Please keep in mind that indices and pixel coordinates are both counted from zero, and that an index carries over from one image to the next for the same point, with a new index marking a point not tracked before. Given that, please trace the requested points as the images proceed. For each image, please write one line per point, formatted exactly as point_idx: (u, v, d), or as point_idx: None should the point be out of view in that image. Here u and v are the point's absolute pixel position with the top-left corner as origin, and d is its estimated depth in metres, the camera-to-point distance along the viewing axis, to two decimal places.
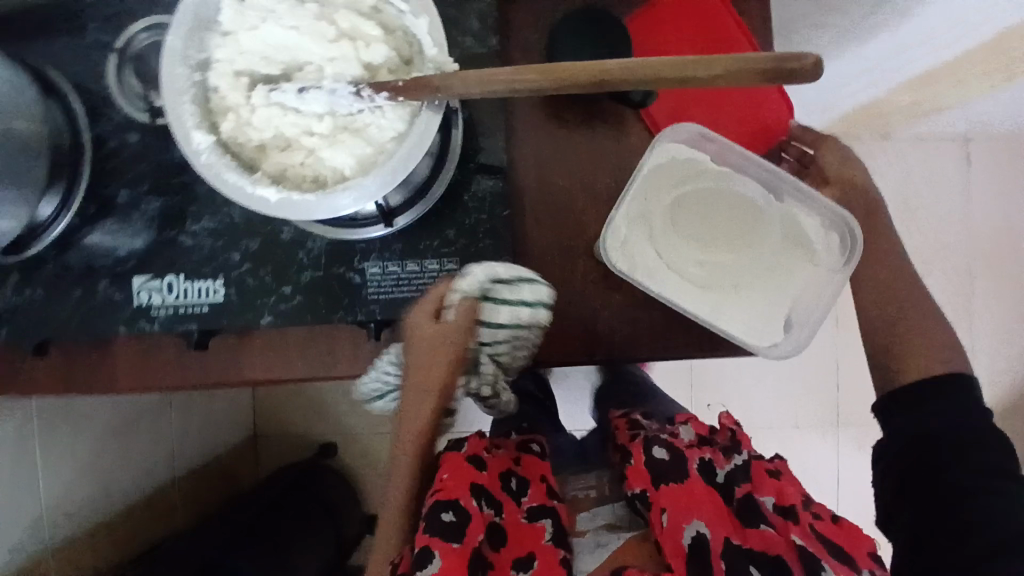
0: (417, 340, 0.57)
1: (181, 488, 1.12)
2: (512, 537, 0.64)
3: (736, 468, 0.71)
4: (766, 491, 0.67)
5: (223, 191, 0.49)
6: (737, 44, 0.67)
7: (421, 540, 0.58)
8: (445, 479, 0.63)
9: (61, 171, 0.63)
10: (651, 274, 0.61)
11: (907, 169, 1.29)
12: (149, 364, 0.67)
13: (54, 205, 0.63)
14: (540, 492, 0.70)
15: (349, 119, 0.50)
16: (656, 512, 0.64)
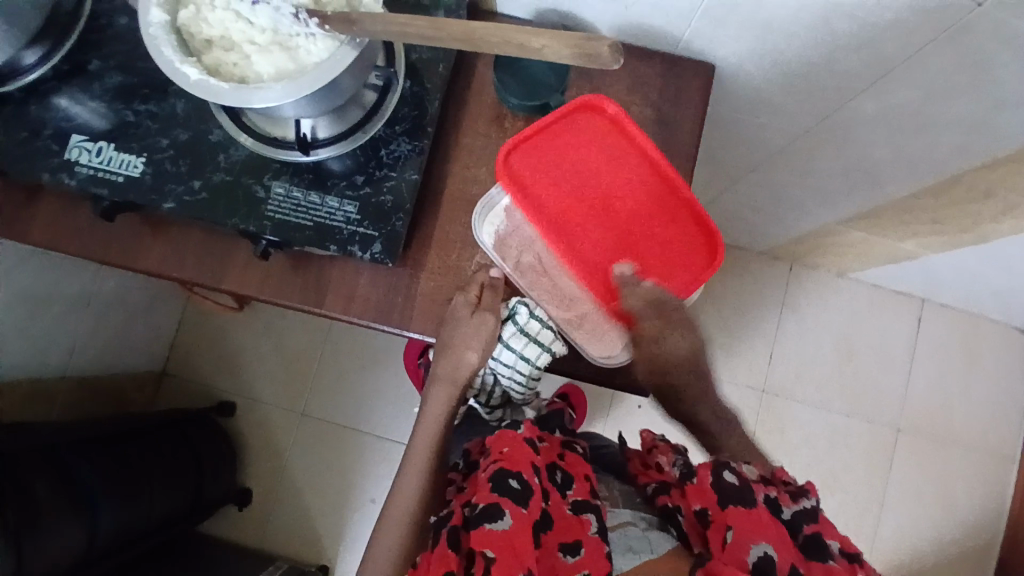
0: (452, 330, 0.68)
1: (66, 385, 1.17)
2: (557, 523, 0.60)
3: (805, 510, 0.63)
4: (830, 536, 0.61)
5: (156, 61, 0.53)
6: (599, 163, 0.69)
7: (489, 498, 0.60)
8: (506, 451, 0.65)
9: (53, 30, 0.67)
10: (524, 271, 0.70)
11: (850, 308, 1.43)
12: (65, 222, 0.71)
13: (38, 56, 0.67)
14: (585, 489, 0.66)
15: (286, 38, 0.56)
16: (720, 528, 0.59)
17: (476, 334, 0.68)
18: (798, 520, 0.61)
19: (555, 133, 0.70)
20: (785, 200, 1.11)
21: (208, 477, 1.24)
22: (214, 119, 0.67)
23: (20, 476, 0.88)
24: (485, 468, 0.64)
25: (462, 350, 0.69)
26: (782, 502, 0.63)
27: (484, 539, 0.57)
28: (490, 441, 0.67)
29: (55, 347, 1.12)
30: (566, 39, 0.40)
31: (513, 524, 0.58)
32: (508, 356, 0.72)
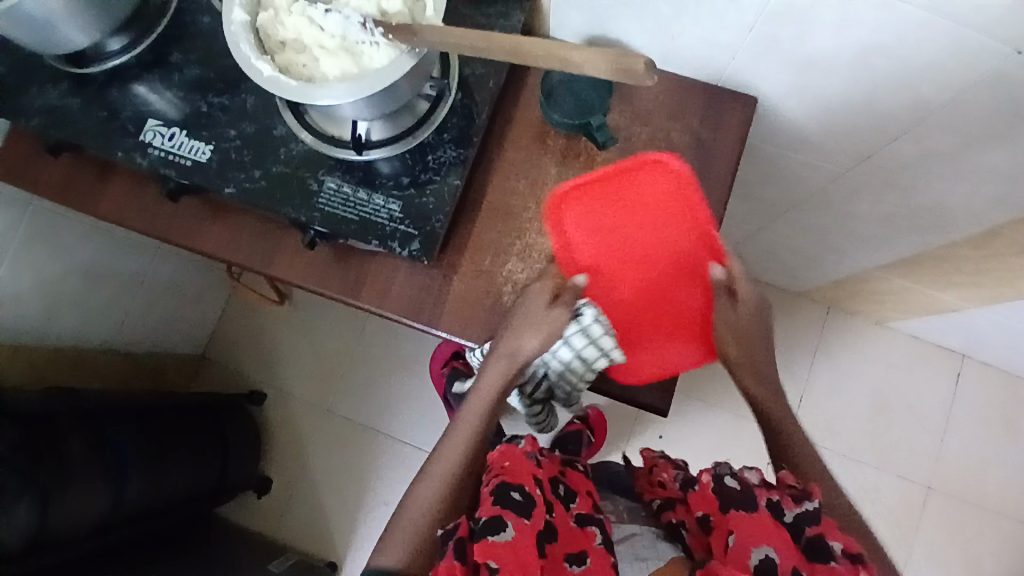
0: (524, 317, 0.70)
1: (111, 359, 1.24)
2: (562, 534, 0.64)
3: (808, 512, 0.60)
4: (839, 537, 0.58)
5: (234, 57, 0.59)
6: (651, 226, 0.70)
7: (490, 509, 0.61)
8: (507, 465, 0.67)
9: (138, 23, 0.76)
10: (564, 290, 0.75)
11: (886, 360, 1.40)
12: (132, 198, 0.80)
13: (122, 44, 0.76)
14: (588, 503, 0.70)
15: (352, 45, 0.60)
16: (723, 535, 0.61)
17: (542, 324, 0.70)
18: (800, 521, 0.60)
19: (614, 185, 0.70)
20: (824, 240, 1.11)
21: (231, 462, 1.28)
22: (278, 115, 0.72)
23: (56, 435, 0.93)
24: (488, 482, 0.66)
25: (530, 339, 0.70)
26: (784, 504, 0.62)
27: (487, 550, 0.57)
28: (492, 457, 0.69)
29: (106, 320, 1.20)
30: (603, 57, 0.42)
31: (515, 537, 0.59)
32: (563, 353, 0.74)
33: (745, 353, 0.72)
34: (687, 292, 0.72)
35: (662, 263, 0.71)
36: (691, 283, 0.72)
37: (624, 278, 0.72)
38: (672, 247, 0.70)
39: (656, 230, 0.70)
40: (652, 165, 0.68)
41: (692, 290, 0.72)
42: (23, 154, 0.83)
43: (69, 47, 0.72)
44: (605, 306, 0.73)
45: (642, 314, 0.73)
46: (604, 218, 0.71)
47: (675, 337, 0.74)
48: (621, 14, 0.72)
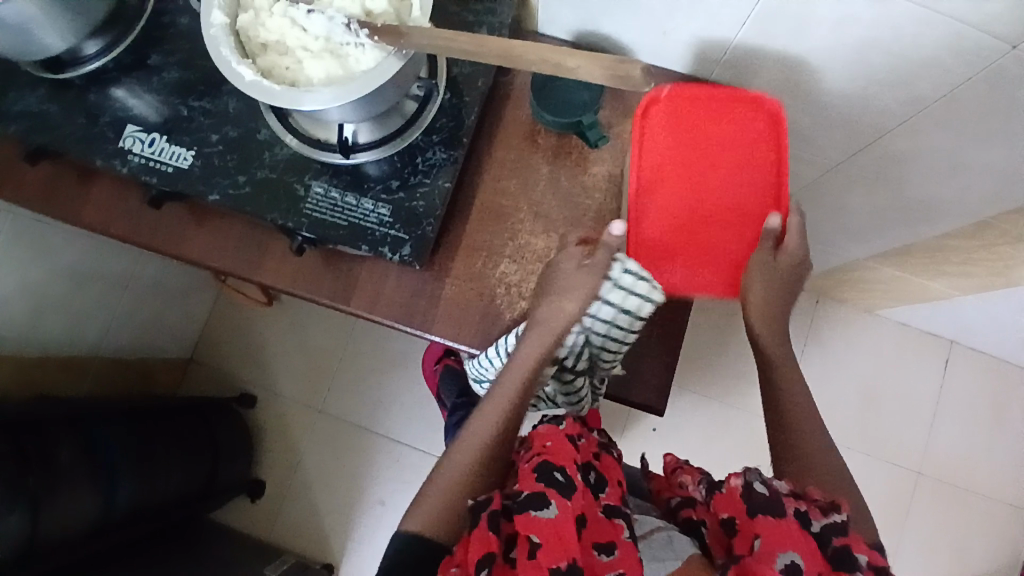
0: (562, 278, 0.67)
1: (98, 365, 1.21)
2: (591, 522, 0.59)
3: (835, 524, 0.57)
4: (863, 550, 0.56)
5: (214, 59, 0.57)
6: (728, 160, 0.69)
7: (533, 487, 0.58)
8: (548, 445, 0.63)
9: (115, 25, 0.73)
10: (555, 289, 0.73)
11: (877, 348, 1.41)
12: (114, 205, 0.78)
13: (98, 48, 0.73)
14: (617, 494, 0.65)
15: (337, 47, 0.59)
16: (749, 537, 0.57)
17: (578, 287, 0.67)
18: (827, 532, 0.57)
19: (711, 110, 0.70)
20: (814, 231, 1.11)
21: (224, 466, 1.27)
22: (261, 118, 0.70)
23: (44, 444, 0.91)
24: (526, 460, 0.62)
25: (567, 299, 0.67)
26: (811, 514, 0.58)
27: (528, 525, 0.55)
28: (533, 435, 0.66)
29: (92, 325, 1.17)
30: (598, 62, 0.42)
31: (559, 515, 0.56)
32: (603, 315, 0.68)
33: (760, 302, 0.70)
34: (730, 236, 0.70)
35: (725, 198, 0.69)
36: (740, 232, 0.70)
37: (685, 196, 0.69)
38: (741, 185, 0.69)
39: (732, 167, 0.69)
40: (752, 103, 0.69)
41: (739, 235, 0.70)
42: None
43: (45, 53, 0.68)
44: (656, 214, 0.69)
45: (678, 234, 0.69)
46: (685, 133, 0.70)
47: (704, 274, 0.70)
48: (611, 8, 0.70)
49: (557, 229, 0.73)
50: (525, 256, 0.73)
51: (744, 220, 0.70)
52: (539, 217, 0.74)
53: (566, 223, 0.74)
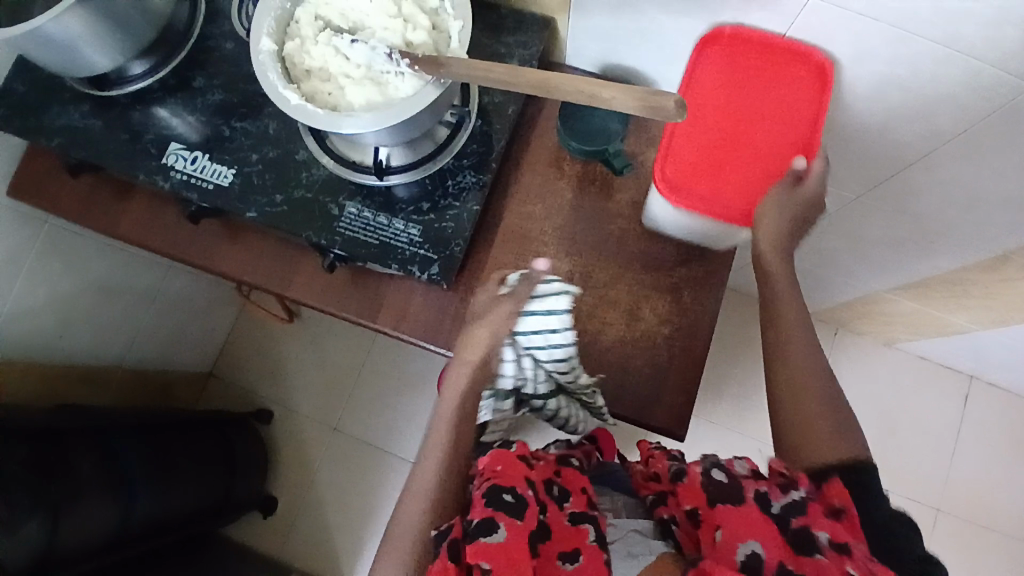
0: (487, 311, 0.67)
1: (122, 376, 1.24)
2: (555, 534, 0.55)
3: (794, 502, 0.55)
4: (825, 526, 0.53)
5: (261, 83, 0.60)
6: (767, 102, 0.68)
7: (482, 513, 0.55)
8: (499, 468, 0.59)
9: (161, 47, 0.76)
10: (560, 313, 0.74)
11: (896, 382, 1.40)
12: (151, 219, 0.81)
13: (144, 69, 0.77)
14: (584, 501, 0.59)
15: (378, 75, 0.62)
16: (710, 529, 0.55)
17: (495, 318, 0.66)
18: (788, 512, 0.54)
19: (763, 50, 0.67)
20: (833, 261, 1.12)
21: (239, 481, 1.27)
22: (300, 140, 0.73)
23: (68, 451, 0.93)
24: (476, 487, 0.59)
25: (502, 320, 0.66)
26: (771, 495, 0.56)
27: (479, 552, 0.52)
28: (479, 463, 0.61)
29: (119, 336, 1.20)
30: (632, 95, 0.44)
31: (509, 538, 0.53)
32: (535, 332, 0.66)
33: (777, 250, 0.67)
34: (754, 175, 0.67)
35: (756, 138, 0.68)
36: (766, 172, 0.67)
37: (717, 126, 0.68)
38: (773, 128, 0.67)
39: (770, 109, 0.68)
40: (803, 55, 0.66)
41: (763, 175, 0.67)
42: (46, 175, 0.85)
43: (90, 69, 0.73)
44: (686, 133, 0.68)
45: (698, 166, 0.67)
46: (732, 67, 0.68)
47: (719, 204, 0.67)
48: (638, 43, 0.73)
49: (582, 255, 0.75)
50: None
51: (769, 164, 0.67)
52: (565, 243, 0.75)
53: (592, 250, 0.75)
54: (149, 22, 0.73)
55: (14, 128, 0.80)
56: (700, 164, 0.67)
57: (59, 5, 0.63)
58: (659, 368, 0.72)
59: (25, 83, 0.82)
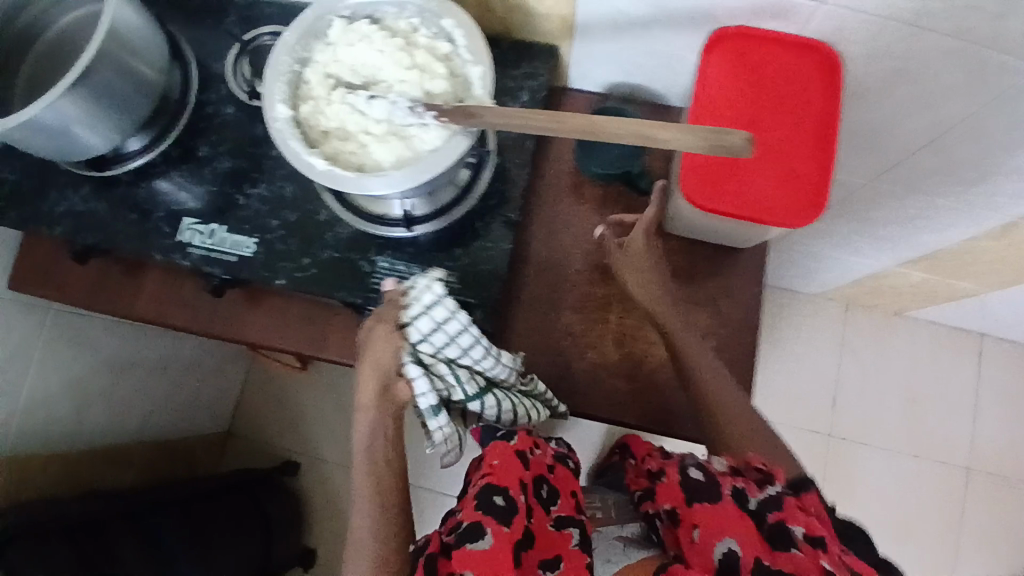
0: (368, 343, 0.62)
1: (143, 452, 1.21)
2: (539, 540, 0.60)
3: (770, 498, 0.59)
4: (800, 521, 0.57)
5: (283, 152, 0.58)
6: (777, 103, 0.63)
7: (472, 515, 0.58)
8: (495, 465, 0.62)
9: (158, 120, 0.74)
10: (600, 342, 0.74)
11: (912, 350, 1.42)
12: (168, 296, 0.79)
13: (141, 144, 0.74)
14: (570, 504, 0.66)
15: (400, 128, 0.60)
16: (688, 528, 0.60)
17: (374, 348, 0.62)
18: (763, 507, 0.58)
19: (769, 49, 0.62)
20: (843, 248, 1.14)
21: (279, 542, 1.24)
22: (320, 200, 0.71)
23: (108, 542, 0.91)
24: (474, 486, 0.62)
25: (385, 347, 0.62)
26: (748, 490, 0.60)
27: (463, 561, 0.54)
28: (472, 462, 0.68)
29: (134, 412, 1.17)
30: (698, 131, 0.44)
31: (493, 544, 0.55)
32: (427, 333, 0.61)
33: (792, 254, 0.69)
34: (763, 180, 0.62)
35: (765, 139, 0.62)
36: (776, 175, 0.62)
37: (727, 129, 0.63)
38: (785, 128, 0.62)
39: (780, 109, 0.63)
40: (808, 50, 0.62)
41: (772, 178, 0.62)
42: (49, 262, 0.82)
43: (86, 151, 0.70)
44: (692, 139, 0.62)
45: (707, 169, 0.62)
46: (739, 67, 0.63)
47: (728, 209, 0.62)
48: (647, 61, 0.72)
49: (615, 278, 0.75)
50: (588, 307, 0.74)
51: (781, 165, 0.62)
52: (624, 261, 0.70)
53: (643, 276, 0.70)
54: (144, 96, 0.70)
55: (11, 220, 0.77)
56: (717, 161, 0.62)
57: (52, 91, 0.61)
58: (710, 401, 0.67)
59: (16, 171, 0.79)
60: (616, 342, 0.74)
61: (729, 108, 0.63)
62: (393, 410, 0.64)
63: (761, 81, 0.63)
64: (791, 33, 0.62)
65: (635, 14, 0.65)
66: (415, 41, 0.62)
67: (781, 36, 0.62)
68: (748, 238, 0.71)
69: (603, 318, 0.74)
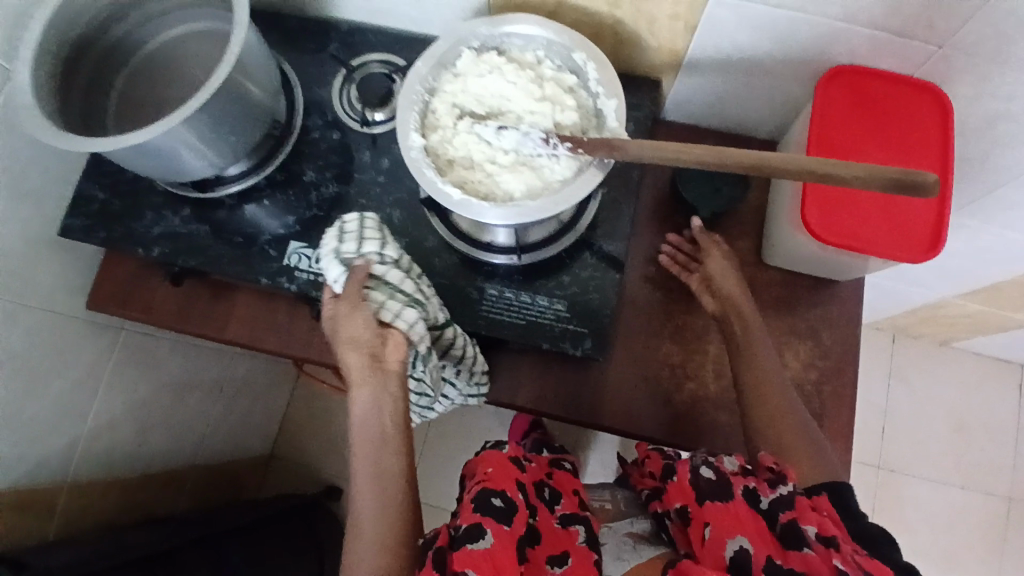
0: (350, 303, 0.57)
1: (193, 475, 1.21)
2: (545, 538, 0.57)
3: (783, 498, 0.54)
4: (813, 521, 0.52)
5: (418, 181, 0.59)
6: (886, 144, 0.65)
7: (469, 518, 0.53)
8: (490, 471, 0.59)
9: (261, 148, 0.74)
10: (698, 373, 0.73)
11: (956, 380, 1.43)
12: (264, 318, 0.79)
13: (241, 169, 0.74)
14: (574, 503, 0.65)
15: (529, 158, 0.61)
16: (699, 526, 0.55)
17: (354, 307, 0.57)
18: (775, 507, 0.54)
19: (882, 92, 0.64)
20: (899, 282, 1.16)
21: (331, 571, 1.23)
22: (426, 226, 0.72)
23: None
24: (468, 490, 0.58)
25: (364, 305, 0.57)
26: (760, 490, 0.56)
27: (464, 560, 0.49)
28: (473, 463, 0.63)
29: (189, 437, 1.17)
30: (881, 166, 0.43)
31: (495, 544, 0.51)
32: (390, 271, 0.59)
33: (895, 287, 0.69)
34: (876, 217, 0.63)
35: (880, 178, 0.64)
36: (890, 212, 0.63)
37: None
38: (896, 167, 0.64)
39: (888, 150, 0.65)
40: (919, 93, 0.64)
41: (885, 214, 0.63)
42: (132, 280, 0.81)
43: (190, 174, 0.70)
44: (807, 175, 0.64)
45: (823, 204, 0.63)
46: (852, 108, 0.64)
47: (844, 243, 0.63)
48: (748, 99, 0.74)
49: None
50: (688, 338, 0.74)
51: (894, 203, 0.63)
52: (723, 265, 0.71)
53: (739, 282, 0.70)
54: (254, 124, 0.71)
55: (103, 238, 0.77)
56: (829, 194, 0.63)
57: (170, 118, 0.61)
58: (780, 424, 0.64)
59: (107, 189, 0.79)
60: (717, 373, 0.73)
61: (840, 148, 0.65)
62: (389, 383, 0.57)
63: (875, 120, 0.65)
64: (904, 74, 0.64)
65: (752, 52, 0.66)
66: (542, 74, 0.63)
67: (894, 75, 0.64)
68: (849, 272, 0.71)
69: (704, 348, 0.73)
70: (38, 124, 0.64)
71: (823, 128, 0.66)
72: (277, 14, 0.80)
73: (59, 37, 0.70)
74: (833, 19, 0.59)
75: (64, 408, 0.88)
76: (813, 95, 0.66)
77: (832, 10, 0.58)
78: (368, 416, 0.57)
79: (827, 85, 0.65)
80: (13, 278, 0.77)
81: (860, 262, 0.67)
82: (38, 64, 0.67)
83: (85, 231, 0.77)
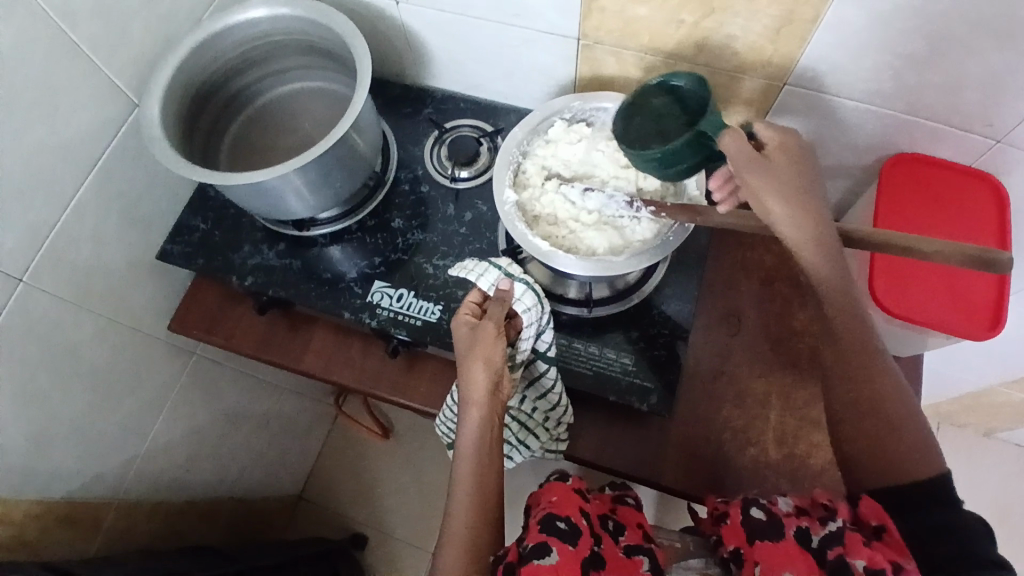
0: (484, 331, 0.61)
1: (228, 506, 1.21)
2: (610, 563, 0.55)
3: (830, 533, 0.53)
4: (862, 553, 0.50)
5: (511, 231, 0.64)
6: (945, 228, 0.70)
7: (536, 537, 0.55)
8: (554, 499, 0.59)
9: (357, 197, 0.82)
10: (757, 438, 0.74)
11: (1001, 474, 1.39)
12: (338, 351, 0.83)
13: (334, 214, 0.81)
14: (638, 535, 0.61)
15: (611, 218, 0.67)
16: (749, 565, 0.55)
17: (490, 335, 0.61)
18: (824, 544, 0.53)
19: (943, 178, 0.69)
20: (943, 368, 1.17)
21: None
22: None
23: None
24: (533, 516, 0.59)
25: (494, 339, 0.61)
26: (811, 529, 0.55)
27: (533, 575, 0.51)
28: (538, 493, 0.63)
29: (231, 467, 1.18)
30: (961, 246, 0.48)
31: (560, 563, 0.52)
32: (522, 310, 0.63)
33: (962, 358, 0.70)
34: (940, 296, 0.67)
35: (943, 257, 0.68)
36: (951, 291, 0.67)
37: None
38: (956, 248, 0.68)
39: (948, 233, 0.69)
40: (978, 179, 0.68)
41: (947, 294, 0.67)
42: (217, 308, 0.87)
43: (291, 215, 0.77)
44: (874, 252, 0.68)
45: (889, 280, 0.67)
46: (916, 189, 0.69)
47: (909, 318, 0.66)
48: None
49: (773, 374, 0.76)
50: (749, 403, 0.75)
51: (956, 283, 0.67)
52: (761, 172, 0.56)
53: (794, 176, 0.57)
54: (356, 175, 0.78)
55: (200, 266, 0.83)
56: (896, 272, 0.67)
57: (289, 163, 0.69)
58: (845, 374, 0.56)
59: (209, 222, 0.86)
60: (777, 441, 0.74)
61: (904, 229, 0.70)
62: (499, 408, 0.62)
63: (937, 203, 0.69)
64: (963, 163, 0.69)
65: (817, 137, 0.72)
66: None
67: (952, 163, 0.69)
68: (908, 348, 0.74)
69: (765, 413, 0.75)
70: (164, 153, 0.69)
71: (887, 210, 0.70)
72: (381, 82, 0.90)
73: (187, 81, 0.77)
74: (897, 112, 0.65)
75: (129, 425, 0.91)
76: (877, 179, 0.71)
77: (897, 102, 0.64)
78: (478, 434, 0.60)
79: (892, 171, 0.70)
80: (113, 294, 0.83)
81: (919, 340, 0.70)
82: (166, 101, 0.74)
83: (184, 257, 0.84)
